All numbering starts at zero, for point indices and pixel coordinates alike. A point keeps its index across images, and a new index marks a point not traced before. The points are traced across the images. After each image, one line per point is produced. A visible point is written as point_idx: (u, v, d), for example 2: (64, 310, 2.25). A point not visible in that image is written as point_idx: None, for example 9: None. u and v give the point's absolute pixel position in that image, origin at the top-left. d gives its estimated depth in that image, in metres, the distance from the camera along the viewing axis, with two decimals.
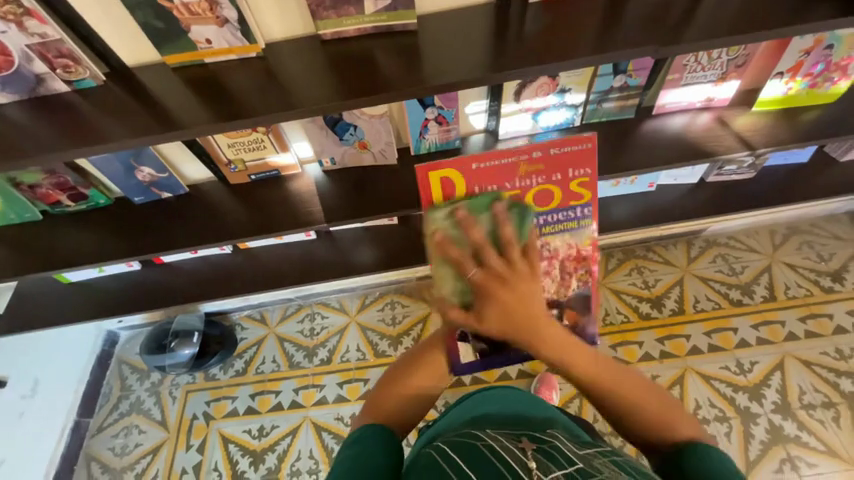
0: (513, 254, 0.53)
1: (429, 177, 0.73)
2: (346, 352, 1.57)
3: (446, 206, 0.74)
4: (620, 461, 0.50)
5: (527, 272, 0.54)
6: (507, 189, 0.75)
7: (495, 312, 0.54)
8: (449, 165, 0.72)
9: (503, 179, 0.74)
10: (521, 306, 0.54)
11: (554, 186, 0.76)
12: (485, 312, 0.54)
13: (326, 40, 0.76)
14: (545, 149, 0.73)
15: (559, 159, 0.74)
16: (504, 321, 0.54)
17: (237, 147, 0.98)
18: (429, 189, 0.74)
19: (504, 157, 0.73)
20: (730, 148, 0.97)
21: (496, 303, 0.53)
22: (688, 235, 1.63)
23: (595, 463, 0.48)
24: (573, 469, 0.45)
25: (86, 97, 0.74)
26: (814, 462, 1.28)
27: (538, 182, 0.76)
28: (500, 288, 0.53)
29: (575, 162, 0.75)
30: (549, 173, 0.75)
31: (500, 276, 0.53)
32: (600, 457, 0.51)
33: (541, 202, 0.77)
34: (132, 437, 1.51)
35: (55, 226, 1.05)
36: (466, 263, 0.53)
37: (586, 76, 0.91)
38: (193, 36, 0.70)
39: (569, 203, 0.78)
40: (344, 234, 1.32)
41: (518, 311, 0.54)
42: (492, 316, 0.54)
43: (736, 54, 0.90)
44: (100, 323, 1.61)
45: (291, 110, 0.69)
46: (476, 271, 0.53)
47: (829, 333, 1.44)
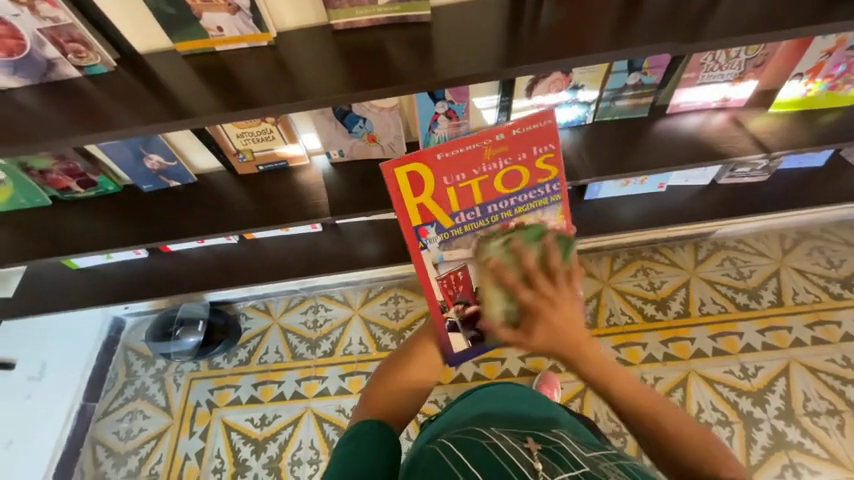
0: (559, 279, 0.58)
1: (395, 175, 0.69)
2: (348, 345, 1.58)
3: (415, 201, 0.72)
4: (626, 466, 0.50)
5: (570, 295, 0.59)
6: (474, 175, 0.71)
7: (543, 332, 0.58)
8: (414, 158, 0.68)
9: (468, 165, 0.70)
10: (565, 326, 0.58)
11: (521, 166, 0.70)
12: (533, 332, 0.58)
13: (338, 30, 0.76)
14: (508, 130, 0.68)
15: (523, 138, 0.68)
16: (552, 339, 0.58)
17: (246, 137, 0.98)
18: (397, 187, 0.70)
19: (466, 143, 0.68)
20: (745, 150, 0.95)
21: (546, 323, 0.57)
22: (696, 238, 1.61)
23: (601, 467, 0.48)
24: (580, 472, 0.45)
25: (97, 84, 0.74)
26: (817, 469, 1.27)
27: (505, 163, 0.70)
28: (550, 310, 0.57)
29: (540, 139, 0.69)
30: (515, 153, 0.69)
31: (549, 299, 0.57)
32: (606, 460, 0.51)
33: (509, 184, 0.72)
34: (137, 422, 1.53)
35: (65, 212, 1.06)
36: (518, 286, 0.57)
37: (600, 73, 0.90)
38: (204, 24, 0.69)
39: (537, 182, 0.72)
40: (350, 227, 1.32)
41: (564, 331, 0.58)
42: (539, 335, 0.58)
43: (755, 53, 0.88)
44: (106, 309, 1.62)
45: (301, 101, 0.69)
46: (527, 294, 0.57)
47: (836, 340, 1.42)
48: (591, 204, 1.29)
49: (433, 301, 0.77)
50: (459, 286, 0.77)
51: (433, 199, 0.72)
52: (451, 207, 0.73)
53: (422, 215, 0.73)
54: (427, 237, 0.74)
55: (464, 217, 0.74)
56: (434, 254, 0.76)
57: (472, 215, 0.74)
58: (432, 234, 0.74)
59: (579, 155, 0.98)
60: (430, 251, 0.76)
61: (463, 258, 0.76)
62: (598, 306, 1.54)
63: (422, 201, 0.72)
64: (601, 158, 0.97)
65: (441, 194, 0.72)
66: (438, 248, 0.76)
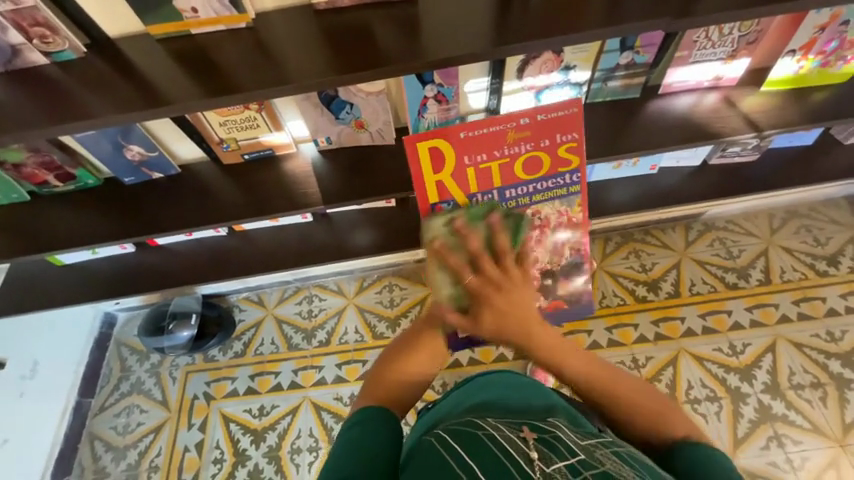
0: (507, 262, 0.57)
1: (417, 148, 0.76)
2: (344, 334, 1.58)
3: (434, 177, 0.78)
4: (621, 453, 0.51)
5: (519, 279, 0.58)
6: (495, 157, 0.79)
7: (491, 316, 0.57)
8: (436, 134, 0.74)
9: (490, 147, 0.77)
10: (515, 307, 0.57)
11: (543, 152, 0.78)
12: (481, 319, 0.57)
13: (320, 10, 0.73)
14: (533, 115, 0.74)
15: (548, 124, 0.75)
16: (498, 322, 0.57)
17: (229, 125, 0.95)
18: (418, 162, 0.76)
19: (492, 125, 0.75)
20: (736, 130, 0.95)
21: (492, 307, 0.56)
22: (687, 219, 1.62)
23: (597, 455, 0.48)
24: (575, 461, 0.46)
25: (67, 71, 0.70)
26: (800, 439, 1.32)
27: (527, 148, 0.78)
28: (497, 294, 0.56)
29: (564, 127, 0.76)
30: (538, 139, 0.77)
31: (497, 284, 0.56)
32: (602, 448, 0.52)
33: (529, 170, 0.81)
34: (134, 416, 1.53)
35: (44, 207, 1.03)
36: (464, 270, 0.55)
37: (593, 52, 0.87)
38: (178, 4, 0.66)
39: (558, 170, 0.81)
40: (342, 217, 1.31)
41: (514, 313, 0.57)
42: (487, 318, 0.57)
43: (749, 30, 0.87)
44: (96, 305, 1.60)
45: (284, 85, 0.66)
46: (472, 277, 0.56)
47: (821, 315, 1.45)
48: (584, 187, 1.29)
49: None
50: None
51: (452, 178, 0.79)
52: (470, 187, 0.81)
53: (439, 191, 0.80)
54: (442, 213, 0.82)
55: (481, 199, 0.82)
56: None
57: (489, 198, 0.82)
58: (447, 211, 0.81)
59: None
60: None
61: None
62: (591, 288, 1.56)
63: (440, 178, 0.79)
64: (593, 140, 0.96)
65: (460, 174, 0.79)
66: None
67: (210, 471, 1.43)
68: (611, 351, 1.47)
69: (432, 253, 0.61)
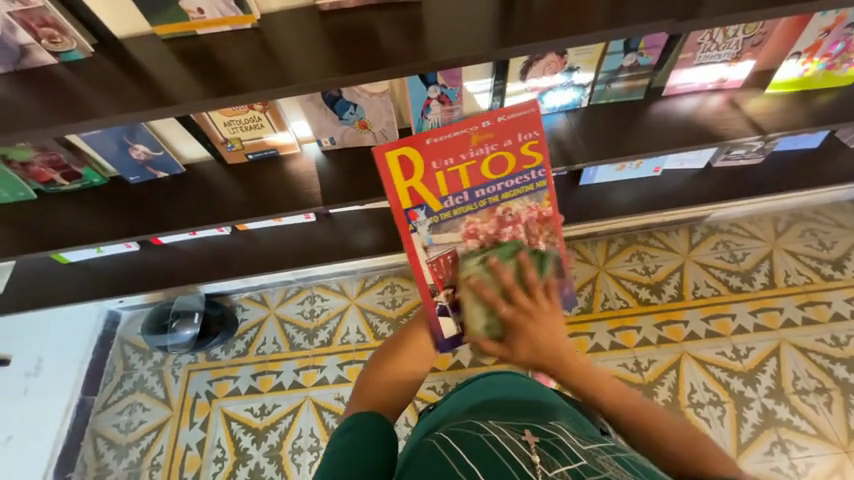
0: (537, 295, 0.72)
1: (386, 158, 0.73)
2: (346, 334, 1.58)
3: (406, 184, 0.75)
4: (623, 459, 0.51)
5: (548, 309, 0.72)
6: (462, 160, 0.74)
7: (524, 341, 0.70)
8: (405, 143, 0.72)
9: (456, 151, 0.74)
10: (543, 337, 0.69)
11: (507, 152, 0.75)
12: (515, 343, 0.70)
13: (324, 12, 0.73)
14: (494, 117, 0.73)
15: (508, 125, 0.73)
16: (532, 350, 0.69)
17: (233, 125, 0.95)
18: (388, 171, 0.74)
19: (454, 130, 0.73)
20: (740, 132, 0.95)
21: (525, 333, 0.70)
22: (691, 222, 1.61)
23: (599, 460, 0.48)
24: (577, 465, 0.46)
25: (74, 71, 0.71)
26: (804, 445, 1.31)
27: (491, 149, 0.74)
28: (529, 322, 0.70)
29: (524, 126, 0.73)
30: (501, 140, 0.74)
31: (528, 312, 0.70)
32: (604, 453, 0.51)
33: (496, 170, 0.76)
34: (136, 414, 1.54)
35: (51, 205, 1.04)
36: (498, 301, 0.71)
37: (596, 54, 0.88)
38: (184, 5, 0.66)
39: (523, 168, 0.76)
40: (344, 217, 1.31)
41: (544, 342, 0.69)
42: (521, 346, 0.70)
43: (753, 33, 0.86)
44: (100, 303, 1.61)
45: (288, 86, 0.67)
46: (507, 308, 0.71)
47: (826, 320, 1.44)
48: (586, 189, 1.28)
49: (424, 285, 0.79)
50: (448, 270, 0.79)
51: (423, 184, 0.76)
52: (441, 191, 0.76)
53: (412, 198, 0.76)
54: (416, 220, 0.77)
55: (453, 201, 0.77)
56: (424, 237, 0.78)
57: (461, 200, 0.77)
58: (422, 217, 0.77)
59: (574, 140, 0.97)
60: (419, 234, 0.78)
61: (452, 242, 0.78)
62: (593, 291, 1.56)
63: (412, 184, 0.75)
64: (596, 142, 0.96)
65: (430, 179, 0.75)
66: (427, 231, 0.78)
67: (212, 470, 1.44)
68: (613, 354, 1.47)
69: (467, 288, 0.74)
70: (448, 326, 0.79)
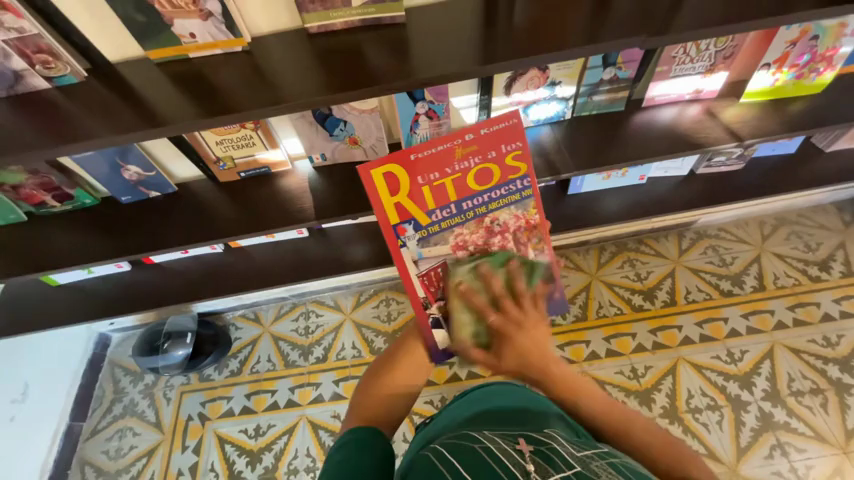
0: (524, 302, 0.70)
1: (372, 176, 0.74)
2: (341, 350, 1.57)
3: (392, 200, 0.76)
4: (617, 464, 0.51)
5: (537, 318, 0.69)
6: (448, 174, 0.76)
7: (513, 351, 0.67)
8: (387, 160, 0.73)
9: (441, 165, 0.75)
10: (531, 346, 0.67)
11: (492, 164, 0.76)
12: (503, 351, 0.67)
13: (312, 34, 0.75)
14: (477, 130, 0.74)
15: (492, 137, 0.74)
16: (518, 359, 0.66)
17: (225, 144, 0.97)
18: (374, 189, 0.75)
19: (439, 144, 0.74)
20: (719, 140, 0.98)
21: (513, 343, 0.67)
22: (680, 228, 1.64)
23: (593, 466, 0.48)
24: (572, 472, 0.46)
25: (68, 95, 0.72)
26: (803, 447, 1.31)
27: (476, 162, 0.76)
28: (516, 330, 0.67)
29: (507, 138, 0.75)
30: (485, 152, 0.75)
31: (517, 320, 0.67)
32: (598, 459, 0.52)
33: (481, 182, 0.77)
34: (127, 440, 1.50)
35: (41, 228, 1.03)
36: (488, 309, 0.68)
37: (577, 68, 0.91)
38: (176, 30, 0.68)
39: (509, 179, 0.78)
40: (337, 231, 1.32)
41: (532, 349, 0.67)
42: (507, 354, 0.67)
43: (724, 45, 0.90)
44: (91, 326, 1.58)
45: (278, 105, 0.68)
46: (495, 316, 0.68)
47: (816, 320, 1.46)
48: (575, 199, 1.31)
49: (416, 298, 0.80)
50: (439, 283, 0.80)
51: (410, 199, 0.77)
52: (428, 205, 0.78)
53: (398, 212, 0.77)
54: (405, 235, 0.79)
55: (441, 215, 0.79)
56: (413, 251, 0.79)
57: (448, 212, 0.79)
58: (410, 232, 0.78)
59: (559, 151, 1.00)
60: (409, 248, 0.80)
61: (441, 255, 0.79)
62: (587, 299, 1.57)
63: (398, 200, 0.77)
64: (580, 152, 0.99)
65: (416, 194, 0.76)
66: (417, 245, 0.79)
67: None
68: (609, 361, 1.47)
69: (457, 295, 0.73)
70: (442, 338, 0.79)
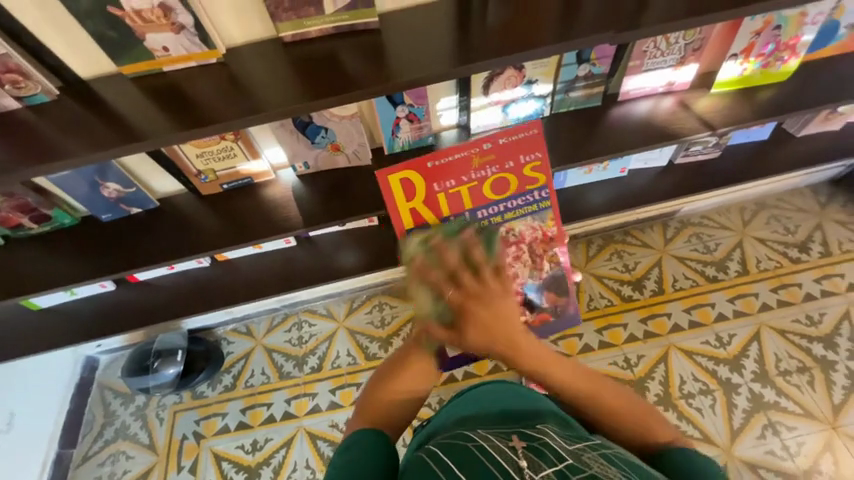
0: (487, 273, 0.51)
1: (389, 180, 0.83)
2: (336, 358, 1.55)
3: (408, 205, 0.85)
4: (609, 454, 0.52)
5: (503, 292, 0.51)
6: (464, 182, 0.85)
7: (478, 332, 0.51)
8: (405, 167, 0.82)
9: (458, 173, 0.84)
10: (501, 322, 0.52)
11: (508, 173, 0.85)
12: (468, 331, 0.51)
13: (288, 42, 0.75)
14: (494, 140, 0.82)
15: (507, 147, 0.83)
16: (486, 337, 0.52)
17: (206, 157, 0.96)
18: (392, 193, 0.83)
19: (457, 152, 0.83)
20: (694, 130, 1.01)
21: (476, 321, 0.51)
22: (663, 218, 1.68)
23: (584, 458, 0.49)
24: (563, 466, 0.46)
25: (40, 114, 0.71)
26: (794, 425, 1.34)
27: (492, 171, 0.85)
28: (480, 304, 0.50)
29: (523, 149, 0.84)
30: (502, 162, 0.85)
31: (479, 295, 0.50)
32: (590, 451, 0.52)
33: (496, 190, 0.86)
34: (120, 464, 1.46)
35: (19, 251, 1.01)
36: (444, 284, 0.50)
37: (552, 66, 0.92)
38: (149, 45, 0.68)
39: (525, 189, 0.87)
40: (325, 239, 1.31)
41: (501, 324, 0.52)
42: (472, 335, 0.52)
43: (693, 38, 0.93)
44: (76, 349, 1.55)
45: (257, 114, 0.68)
46: (453, 292, 0.50)
47: (798, 300, 1.50)
48: (560, 194, 1.33)
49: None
50: None
51: (425, 204, 0.85)
52: (443, 211, 0.86)
53: (413, 217, 0.85)
54: None
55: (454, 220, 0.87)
56: None
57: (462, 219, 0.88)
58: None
59: None
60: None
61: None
62: (578, 292, 1.59)
63: (414, 204, 0.85)
64: (561, 148, 1.01)
65: (432, 200, 0.85)
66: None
67: None
68: (602, 353, 1.49)
69: (410, 275, 0.55)
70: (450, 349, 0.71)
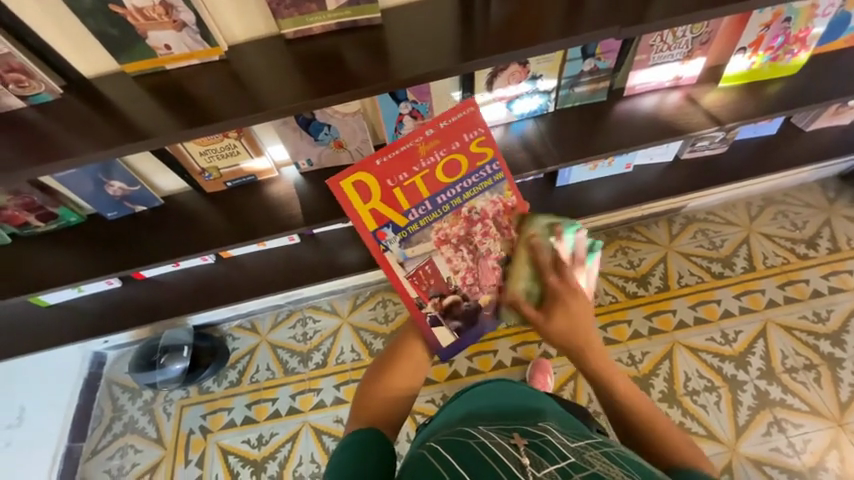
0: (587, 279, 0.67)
1: (342, 187, 0.74)
2: (340, 354, 1.56)
3: (367, 207, 0.76)
4: (611, 453, 0.52)
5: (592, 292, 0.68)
6: (416, 172, 0.76)
7: (563, 316, 0.67)
8: (356, 168, 0.74)
9: (409, 164, 0.75)
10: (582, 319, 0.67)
11: (458, 154, 0.76)
12: (554, 313, 0.67)
13: (290, 39, 0.75)
14: (436, 124, 0.75)
15: (452, 129, 0.75)
16: (566, 324, 0.67)
17: (209, 154, 0.96)
18: (346, 198, 0.75)
19: (402, 144, 0.74)
20: (701, 125, 0.99)
21: (566, 308, 0.67)
22: (669, 213, 1.66)
23: (586, 456, 0.49)
24: (566, 464, 0.46)
25: (44, 113, 0.71)
26: (799, 422, 1.33)
27: (442, 155, 0.76)
28: (568, 297, 0.67)
29: (468, 126, 0.76)
30: (449, 144, 0.76)
31: (569, 290, 0.67)
32: (592, 449, 0.52)
33: (450, 174, 0.77)
34: (128, 457, 1.48)
35: (26, 249, 1.02)
36: (547, 270, 0.68)
37: (557, 61, 0.91)
38: (151, 42, 0.68)
39: (477, 166, 0.77)
40: (328, 236, 1.32)
41: (579, 321, 0.67)
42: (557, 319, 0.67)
43: (700, 32, 0.92)
44: (85, 345, 1.57)
45: (261, 112, 0.68)
46: (554, 279, 0.68)
47: (806, 297, 1.49)
48: (564, 191, 1.32)
49: (409, 299, 0.79)
50: (428, 280, 0.79)
51: (383, 202, 0.76)
52: (402, 205, 0.77)
53: (375, 218, 0.76)
54: (386, 239, 0.77)
55: (418, 213, 0.78)
56: (397, 253, 0.78)
57: (424, 210, 0.78)
58: (390, 235, 0.77)
59: (544, 144, 1.01)
60: (392, 251, 0.78)
61: (425, 252, 0.78)
62: None
63: (373, 205, 0.76)
64: (566, 144, 1.00)
65: (390, 196, 0.76)
66: (399, 247, 0.78)
67: None
68: (607, 349, 1.48)
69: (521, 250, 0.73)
70: (444, 335, 0.79)
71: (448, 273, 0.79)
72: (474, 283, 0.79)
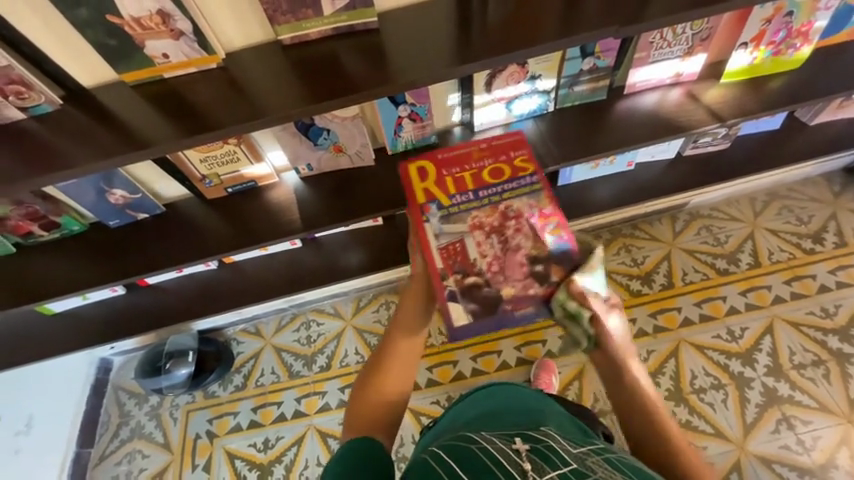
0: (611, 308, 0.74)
1: (408, 170, 0.83)
2: (344, 356, 1.56)
3: (422, 186, 0.81)
4: (613, 459, 0.51)
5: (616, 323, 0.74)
6: (467, 169, 0.81)
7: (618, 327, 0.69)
8: (421, 157, 0.84)
9: (462, 162, 0.82)
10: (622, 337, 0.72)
11: (504, 165, 0.82)
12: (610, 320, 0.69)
13: (287, 44, 0.75)
14: (489, 142, 0.85)
15: (502, 146, 0.84)
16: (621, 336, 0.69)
17: (210, 162, 0.96)
18: (407, 179, 0.82)
19: (462, 147, 0.84)
20: (703, 122, 0.98)
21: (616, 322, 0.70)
22: (672, 210, 1.65)
23: (588, 463, 0.49)
24: (567, 470, 0.46)
25: (45, 124, 0.72)
26: (809, 419, 1.32)
27: (489, 163, 0.82)
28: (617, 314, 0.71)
29: (514, 146, 0.84)
30: (497, 155, 0.83)
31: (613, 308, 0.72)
32: (594, 455, 0.52)
33: (495, 176, 0.80)
34: (136, 462, 1.49)
35: (31, 258, 1.03)
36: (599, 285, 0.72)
37: (556, 61, 0.90)
38: (149, 51, 0.68)
39: (520, 175, 0.80)
40: (330, 240, 1.32)
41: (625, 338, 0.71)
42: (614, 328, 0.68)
43: (700, 28, 0.91)
44: (92, 351, 1.58)
45: (261, 119, 0.68)
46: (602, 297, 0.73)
47: (813, 293, 1.47)
48: (566, 190, 1.32)
49: (433, 269, 0.73)
50: (456, 256, 0.73)
51: (435, 185, 0.80)
52: (449, 190, 0.80)
53: (425, 195, 0.79)
54: (429, 213, 0.78)
55: (462, 199, 0.78)
56: (436, 226, 0.76)
57: (467, 198, 0.78)
58: (435, 210, 0.78)
59: (545, 144, 1.00)
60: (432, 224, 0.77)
61: (457, 232, 0.75)
62: None
63: (427, 186, 0.80)
64: (566, 144, 0.99)
65: (440, 182, 0.81)
66: (439, 221, 0.77)
67: None
68: None
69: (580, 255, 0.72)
70: (458, 313, 0.70)
71: (477, 256, 0.73)
72: (499, 270, 0.71)
